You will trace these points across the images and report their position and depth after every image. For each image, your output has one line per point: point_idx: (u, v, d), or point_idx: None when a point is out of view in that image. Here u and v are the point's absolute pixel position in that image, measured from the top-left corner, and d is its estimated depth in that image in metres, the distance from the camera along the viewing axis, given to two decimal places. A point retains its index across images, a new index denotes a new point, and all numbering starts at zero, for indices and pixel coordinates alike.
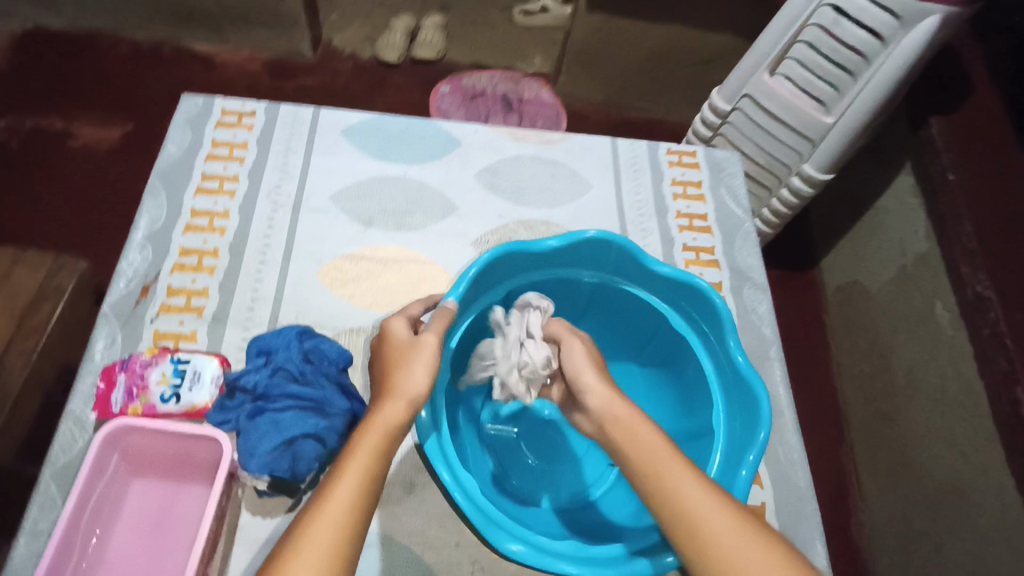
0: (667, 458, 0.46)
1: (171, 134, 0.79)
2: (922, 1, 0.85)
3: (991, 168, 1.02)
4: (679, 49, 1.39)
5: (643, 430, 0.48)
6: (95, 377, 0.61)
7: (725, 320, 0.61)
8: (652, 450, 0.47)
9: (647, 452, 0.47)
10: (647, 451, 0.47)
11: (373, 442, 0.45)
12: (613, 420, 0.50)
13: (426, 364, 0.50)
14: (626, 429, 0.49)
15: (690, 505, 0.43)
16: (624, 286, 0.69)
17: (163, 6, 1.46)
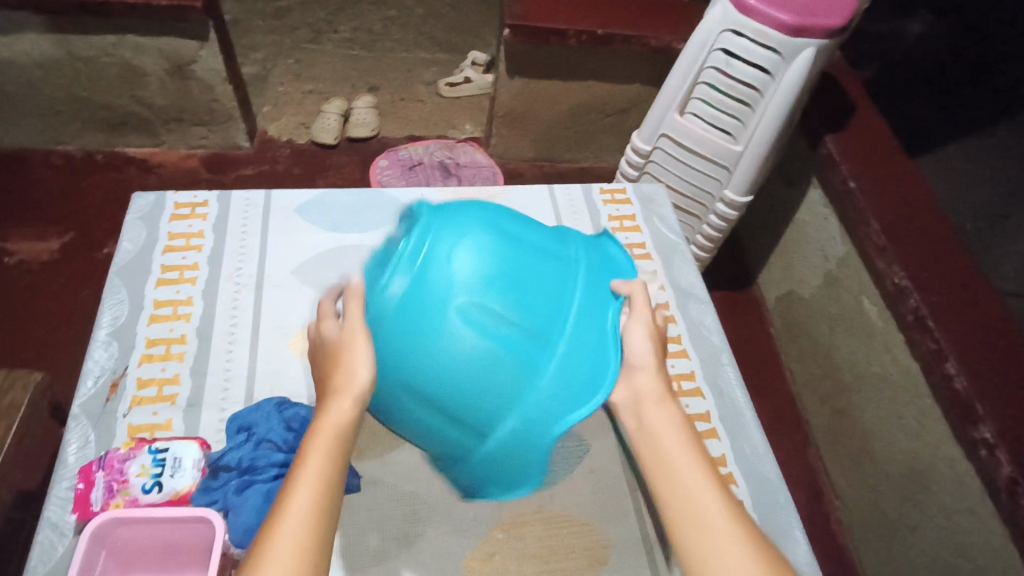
0: (683, 457, 0.48)
1: (126, 232, 0.81)
2: (796, 38, 0.98)
3: (884, 174, 1.14)
4: (596, 102, 1.51)
5: (671, 426, 0.50)
6: (70, 480, 0.60)
7: None
8: (675, 447, 0.49)
9: (672, 447, 0.49)
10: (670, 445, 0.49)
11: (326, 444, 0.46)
12: (645, 404, 0.52)
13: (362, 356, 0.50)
14: (652, 421, 0.50)
15: (699, 504, 0.46)
16: None
17: (93, 116, 1.48)
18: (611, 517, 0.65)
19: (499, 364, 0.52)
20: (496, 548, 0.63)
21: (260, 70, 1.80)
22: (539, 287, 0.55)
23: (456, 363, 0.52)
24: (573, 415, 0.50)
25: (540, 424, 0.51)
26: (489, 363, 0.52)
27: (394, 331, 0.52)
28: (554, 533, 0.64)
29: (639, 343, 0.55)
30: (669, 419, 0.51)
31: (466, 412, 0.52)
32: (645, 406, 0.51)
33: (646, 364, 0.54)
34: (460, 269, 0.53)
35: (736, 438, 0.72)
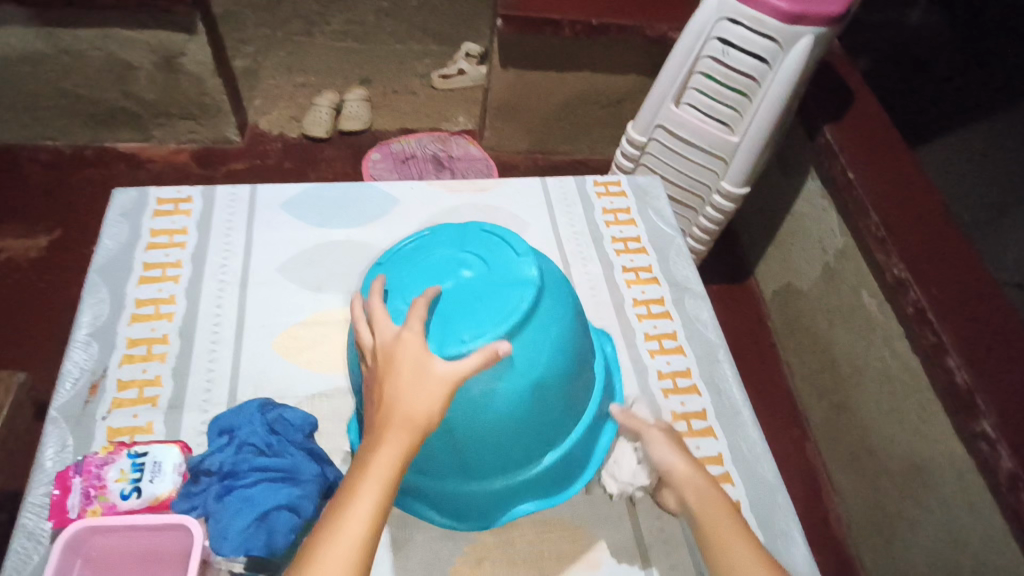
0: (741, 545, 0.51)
1: (107, 228, 0.79)
2: (793, 25, 0.96)
3: (883, 165, 1.12)
4: (591, 93, 1.49)
5: (727, 516, 0.53)
6: (47, 485, 0.59)
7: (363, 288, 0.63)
8: (734, 536, 0.52)
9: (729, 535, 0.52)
10: (727, 533, 0.52)
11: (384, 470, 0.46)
12: (702, 497, 0.55)
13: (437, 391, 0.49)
14: (705, 512, 0.54)
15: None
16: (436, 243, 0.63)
17: (80, 111, 1.46)
18: (604, 520, 0.64)
19: (537, 440, 0.59)
20: (486, 552, 0.61)
21: (250, 63, 1.77)
22: (583, 367, 0.62)
23: (508, 439, 0.57)
24: (527, 502, 0.62)
25: (516, 495, 0.61)
26: (512, 440, 0.57)
27: (479, 396, 0.54)
28: (546, 537, 0.62)
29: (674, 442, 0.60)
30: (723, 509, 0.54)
31: (468, 459, 0.57)
32: (701, 499, 0.55)
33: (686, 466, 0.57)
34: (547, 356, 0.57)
35: (732, 437, 0.70)
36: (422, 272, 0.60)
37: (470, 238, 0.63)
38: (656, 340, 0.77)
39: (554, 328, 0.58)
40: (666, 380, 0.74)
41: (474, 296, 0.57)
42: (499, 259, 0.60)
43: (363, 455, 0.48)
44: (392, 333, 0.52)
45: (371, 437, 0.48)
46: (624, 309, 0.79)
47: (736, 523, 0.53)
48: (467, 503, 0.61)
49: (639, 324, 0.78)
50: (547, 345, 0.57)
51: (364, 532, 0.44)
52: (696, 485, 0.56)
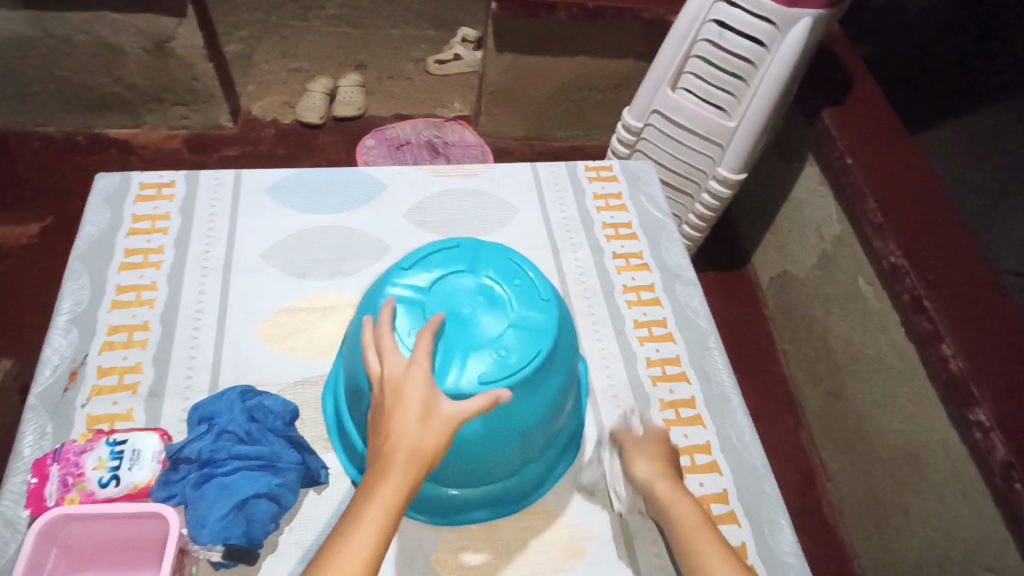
0: (702, 539, 0.54)
1: (88, 214, 0.77)
2: (791, 7, 0.94)
3: (882, 150, 1.11)
4: (587, 78, 1.47)
5: (690, 512, 0.56)
6: (25, 473, 0.58)
7: (371, 293, 0.60)
8: (694, 531, 0.55)
9: (691, 530, 0.55)
10: (689, 529, 0.55)
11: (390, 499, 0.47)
12: (667, 498, 0.58)
13: (438, 429, 0.48)
14: (670, 511, 0.57)
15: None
16: (462, 263, 0.61)
17: (71, 96, 1.44)
18: (589, 508, 0.63)
19: (512, 463, 0.59)
20: (469, 541, 0.60)
21: (244, 48, 1.75)
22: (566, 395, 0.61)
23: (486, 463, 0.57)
24: (481, 511, 0.61)
25: (476, 503, 0.60)
26: (486, 461, 0.57)
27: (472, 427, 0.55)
28: (531, 525, 0.62)
29: (651, 447, 0.63)
30: (687, 506, 0.57)
31: (447, 470, 0.57)
32: (665, 501, 0.58)
33: (657, 472, 0.60)
34: (547, 398, 0.57)
35: (721, 425, 0.69)
36: (442, 293, 0.58)
37: (493, 264, 0.61)
38: (645, 328, 0.76)
39: (558, 374, 0.58)
40: (655, 367, 0.73)
41: (490, 332, 0.56)
42: (522, 297, 0.59)
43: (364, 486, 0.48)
44: (403, 363, 0.50)
45: (375, 472, 0.48)
46: (614, 296, 0.78)
47: (698, 519, 0.56)
48: (427, 504, 0.60)
49: (628, 310, 0.77)
50: (549, 390, 0.57)
51: (366, 562, 0.45)
52: (662, 488, 0.59)
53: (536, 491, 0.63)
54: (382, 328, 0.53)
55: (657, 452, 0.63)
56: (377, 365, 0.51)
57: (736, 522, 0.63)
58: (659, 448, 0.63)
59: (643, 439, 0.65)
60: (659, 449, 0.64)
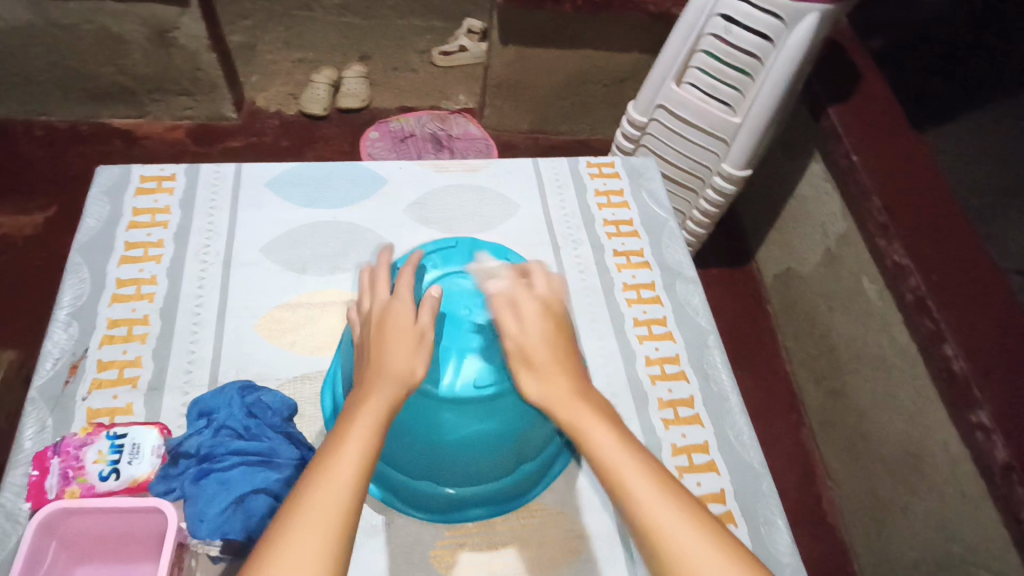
0: (616, 454, 0.45)
1: (89, 206, 0.77)
2: (798, 2, 0.93)
3: (888, 147, 1.10)
4: (592, 72, 1.46)
5: (598, 429, 0.47)
6: (25, 466, 0.59)
7: None
8: (607, 450, 0.45)
9: (602, 450, 0.45)
10: (599, 449, 0.46)
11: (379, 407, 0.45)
12: (570, 415, 0.48)
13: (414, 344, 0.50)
14: (579, 429, 0.47)
15: (649, 504, 0.42)
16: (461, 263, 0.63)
17: (75, 85, 1.44)
18: (588, 507, 0.63)
19: (510, 459, 0.59)
20: (466, 538, 0.60)
21: (248, 38, 1.74)
22: None
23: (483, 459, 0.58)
24: (478, 508, 0.61)
25: (470, 499, 0.60)
26: (483, 458, 0.58)
27: (471, 422, 0.56)
28: (528, 523, 0.62)
29: (539, 346, 0.52)
30: (592, 420, 0.48)
31: (445, 465, 0.58)
32: (568, 419, 0.48)
33: (555, 380, 0.50)
34: None
35: (718, 424, 0.69)
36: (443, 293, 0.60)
37: (494, 264, 0.63)
38: (645, 326, 0.76)
39: None
40: (654, 366, 0.73)
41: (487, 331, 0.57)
42: None
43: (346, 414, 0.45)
44: (387, 299, 0.53)
45: (358, 398, 0.46)
46: (614, 294, 0.78)
47: (606, 432, 0.46)
48: (426, 498, 0.60)
49: (628, 309, 0.77)
50: None
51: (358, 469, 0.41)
52: (564, 404, 0.49)
53: (533, 488, 0.63)
54: (376, 274, 0.56)
55: (552, 350, 0.52)
56: (368, 304, 0.54)
57: (733, 522, 0.63)
58: (552, 343, 0.53)
59: (531, 327, 0.53)
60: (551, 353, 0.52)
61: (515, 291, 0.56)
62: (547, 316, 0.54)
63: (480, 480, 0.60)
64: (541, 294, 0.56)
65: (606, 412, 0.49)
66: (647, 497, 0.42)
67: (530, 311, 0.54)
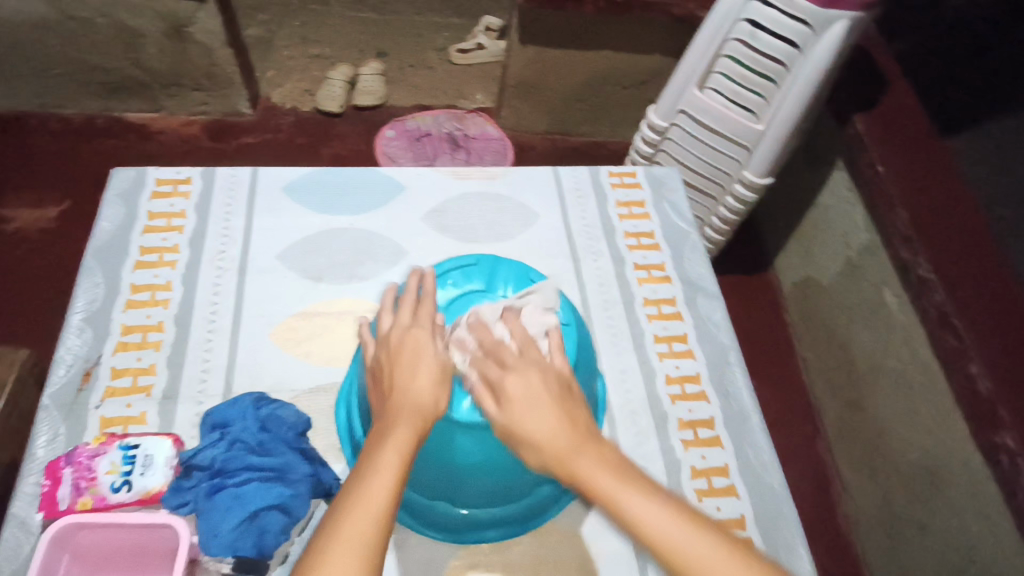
0: (627, 496, 0.43)
1: (104, 209, 0.77)
2: (827, 9, 0.90)
3: (916, 157, 1.06)
4: (612, 73, 1.43)
5: (603, 476, 0.44)
6: (38, 475, 0.58)
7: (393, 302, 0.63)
8: (621, 498, 0.43)
9: (608, 487, 0.44)
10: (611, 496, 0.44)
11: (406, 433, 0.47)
12: (571, 465, 0.46)
13: (433, 370, 0.51)
14: (585, 480, 0.45)
15: (681, 545, 0.41)
16: (481, 282, 0.63)
17: (91, 79, 1.44)
18: (605, 529, 0.61)
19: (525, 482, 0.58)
20: (479, 559, 0.59)
21: (265, 33, 1.73)
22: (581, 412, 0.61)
23: (498, 481, 0.57)
24: (492, 529, 0.60)
25: (484, 520, 0.59)
26: (499, 481, 0.57)
27: (488, 443, 0.55)
28: (542, 545, 0.60)
29: (519, 404, 0.48)
30: (595, 465, 0.45)
31: (461, 485, 0.57)
32: (573, 474, 0.45)
33: (550, 429, 0.47)
34: None
35: (739, 446, 0.68)
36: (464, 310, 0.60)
37: (514, 283, 0.63)
38: (665, 343, 0.74)
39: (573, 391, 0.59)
40: (674, 385, 0.71)
41: None
42: None
43: (375, 439, 0.47)
44: (408, 323, 0.55)
45: (383, 422, 0.48)
46: (634, 309, 0.76)
47: (612, 477, 0.44)
48: (438, 518, 0.59)
49: (648, 324, 0.75)
50: None
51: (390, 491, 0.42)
52: (565, 460, 0.46)
53: (548, 511, 0.61)
54: (406, 299, 0.58)
55: (537, 395, 0.49)
56: (389, 328, 0.56)
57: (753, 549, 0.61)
58: (533, 387, 0.49)
59: (511, 378, 0.50)
60: (535, 402, 0.48)
61: (488, 346, 0.54)
62: (522, 361, 0.51)
63: (497, 501, 0.59)
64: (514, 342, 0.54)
65: (606, 452, 0.46)
66: (675, 534, 0.41)
67: (508, 361, 0.51)
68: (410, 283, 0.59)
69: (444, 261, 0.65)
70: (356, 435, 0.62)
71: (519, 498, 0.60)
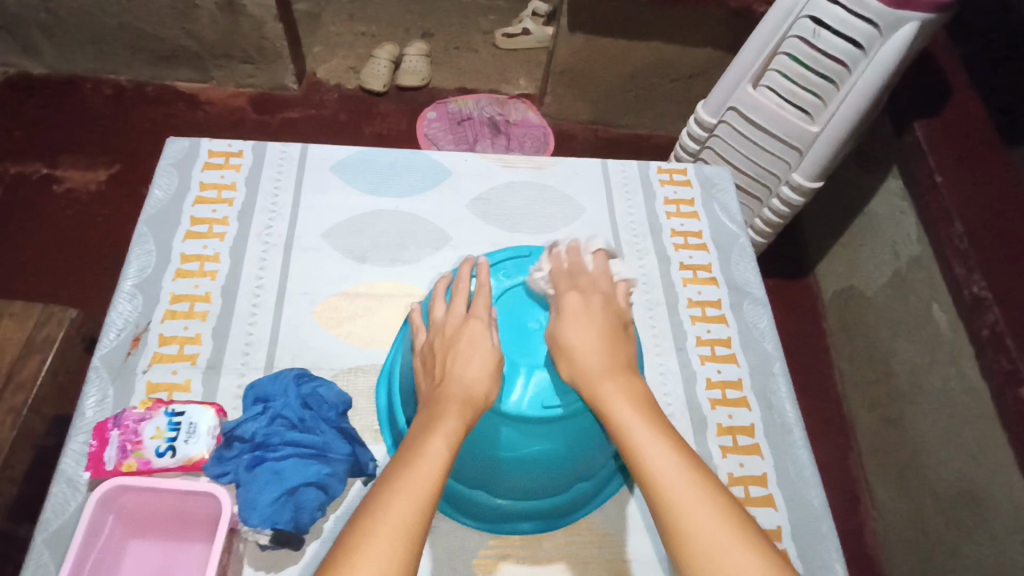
0: (636, 424, 0.47)
1: (158, 178, 0.78)
2: (897, 10, 0.86)
3: (979, 167, 1.01)
4: (661, 66, 1.40)
5: (617, 402, 0.49)
6: (86, 434, 0.60)
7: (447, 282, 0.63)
8: (624, 420, 0.48)
9: (598, 390, 0.51)
10: (620, 421, 0.48)
11: (452, 426, 0.47)
12: (592, 386, 0.51)
13: (485, 365, 0.52)
14: (604, 401, 0.50)
15: (667, 480, 0.43)
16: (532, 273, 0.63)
17: (144, 47, 1.46)
18: (640, 530, 0.61)
19: (566, 478, 0.58)
20: (512, 550, 0.59)
21: (314, 8, 1.74)
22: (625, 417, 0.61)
23: (538, 475, 0.57)
24: (527, 522, 0.60)
25: (519, 513, 0.59)
26: (538, 477, 0.57)
27: (531, 440, 0.55)
28: (574, 541, 0.60)
29: (569, 294, 0.57)
30: (613, 389, 0.50)
31: (499, 476, 0.57)
32: (583, 377, 0.52)
33: (584, 346, 0.53)
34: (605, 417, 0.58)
35: (779, 457, 0.66)
36: (513, 303, 0.60)
37: None
38: (708, 346, 0.73)
39: None
40: (714, 390, 0.70)
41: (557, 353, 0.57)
42: None
43: (421, 427, 0.47)
44: (462, 314, 0.56)
45: (430, 411, 0.49)
46: (678, 310, 0.75)
47: (630, 407, 0.49)
48: (475, 507, 0.59)
49: (692, 326, 0.74)
50: None
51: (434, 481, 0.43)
52: (581, 368, 0.52)
53: (583, 507, 0.61)
54: (459, 289, 0.58)
55: (589, 318, 0.55)
56: (442, 317, 0.57)
57: (787, 563, 0.60)
58: (588, 319, 0.55)
59: (576, 297, 0.57)
60: (584, 307, 0.56)
61: (572, 267, 0.60)
62: (590, 288, 0.58)
63: (533, 495, 0.59)
64: (593, 272, 0.60)
65: (633, 385, 0.51)
66: (664, 464, 0.44)
67: (581, 284, 0.58)
68: (463, 270, 0.60)
69: (497, 251, 0.65)
70: (396, 417, 0.62)
71: (558, 493, 0.59)
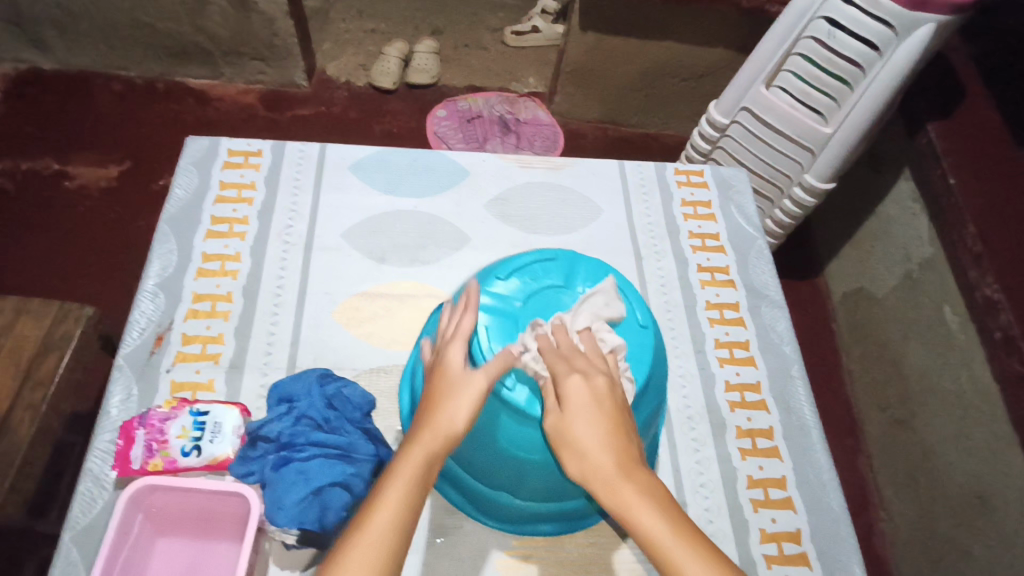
0: (671, 538, 0.41)
1: (179, 176, 0.78)
2: (915, 11, 0.86)
3: (992, 169, 1.01)
4: (672, 65, 1.40)
5: (646, 511, 0.42)
6: (113, 432, 0.60)
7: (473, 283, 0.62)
8: (657, 533, 0.42)
9: (619, 499, 0.44)
10: (652, 536, 0.42)
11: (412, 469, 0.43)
12: (615, 494, 0.44)
13: (467, 397, 0.48)
14: (627, 510, 0.43)
15: None
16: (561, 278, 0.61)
17: (155, 43, 1.45)
18: None
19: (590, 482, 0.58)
20: (535, 551, 0.60)
21: (323, 4, 1.73)
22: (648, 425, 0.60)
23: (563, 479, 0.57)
24: (547, 524, 0.60)
25: (541, 515, 0.60)
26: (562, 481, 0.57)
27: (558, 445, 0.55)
28: (594, 543, 0.61)
29: (568, 380, 0.50)
30: (635, 495, 0.43)
31: (522, 479, 0.57)
32: (600, 481, 0.45)
33: (594, 448, 0.46)
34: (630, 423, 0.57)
35: (798, 459, 0.66)
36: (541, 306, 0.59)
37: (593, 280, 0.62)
38: (726, 348, 0.73)
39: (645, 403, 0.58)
40: (733, 392, 0.70)
41: None
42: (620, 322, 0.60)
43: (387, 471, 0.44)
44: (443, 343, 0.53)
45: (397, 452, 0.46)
46: (696, 312, 0.75)
47: (659, 517, 0.42)
48: (499, 508, 0.60)
49: (710, 328, 0.74)
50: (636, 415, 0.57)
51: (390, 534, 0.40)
52: (596, 470, 0.46)
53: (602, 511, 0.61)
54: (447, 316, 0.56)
55: (594, 409, 0.48)
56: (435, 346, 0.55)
57: (807, 565, 0.61)
58: (595, 411, 0.48)
59: (578, 384, 0.50)
60: (587, 394, 0.49)
61: (560, 345, 0.53)
62: (592, 368, 0.51)
63: (555, 498, 0.59)
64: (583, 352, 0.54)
65: (653, 479, 0.45)
66: None
67: (576, 364, 0.52)
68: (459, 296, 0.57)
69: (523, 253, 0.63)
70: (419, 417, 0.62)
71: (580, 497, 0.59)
